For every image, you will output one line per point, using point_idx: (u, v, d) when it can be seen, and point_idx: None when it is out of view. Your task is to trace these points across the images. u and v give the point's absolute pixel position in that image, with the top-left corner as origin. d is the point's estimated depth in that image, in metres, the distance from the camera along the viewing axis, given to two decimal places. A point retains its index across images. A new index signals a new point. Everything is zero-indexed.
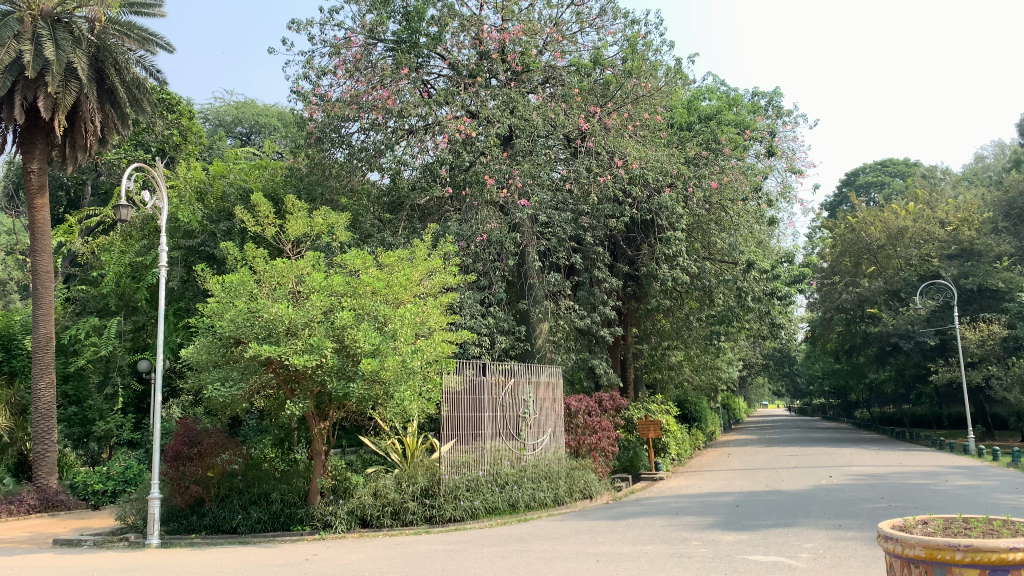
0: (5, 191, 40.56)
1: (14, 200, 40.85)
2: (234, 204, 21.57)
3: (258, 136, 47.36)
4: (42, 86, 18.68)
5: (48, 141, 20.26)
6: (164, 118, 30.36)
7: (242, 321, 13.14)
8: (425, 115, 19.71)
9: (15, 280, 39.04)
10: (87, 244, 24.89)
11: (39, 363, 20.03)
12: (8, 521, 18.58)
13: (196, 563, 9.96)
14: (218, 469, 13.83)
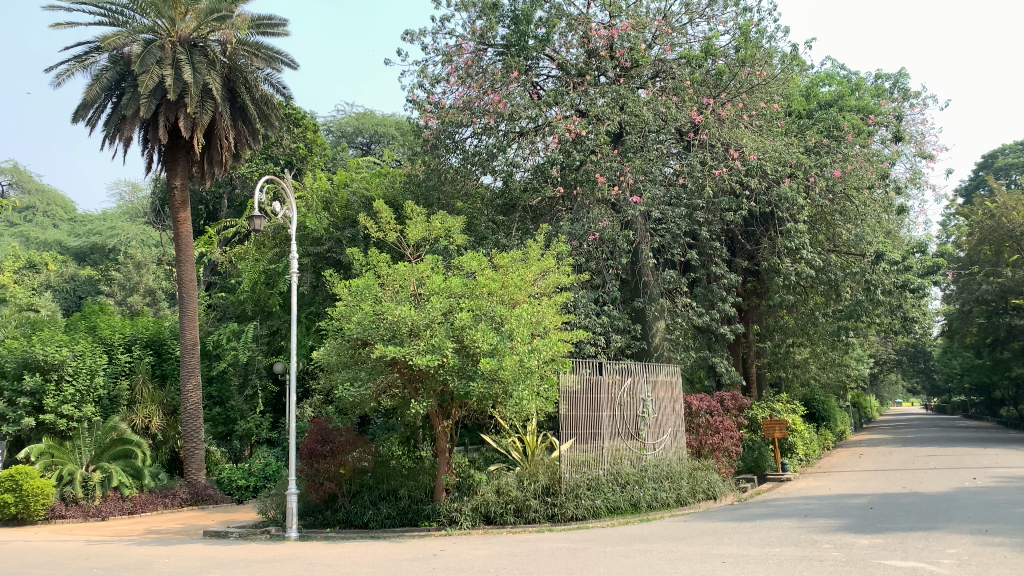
0: (153, 206, 43.65)
1: (160, 215, 43.94)
2: (357, 211, 22.38)
3: (377, 146, 48.92)
4: (182, 107, 20.00)
5: (188, 160, 21.64)
6: (291, 132, 31.90)
7: (368, 324, 13.61)
8: (535, 117, 19.86)
9: (164, 289, 41.99)
10: (227, 253, 26.31)
11: (186, 365, 21.44)
12: (162, 514, 20.07)
13: (330, 556, 10.41)
14: (349, 466, 14.36)
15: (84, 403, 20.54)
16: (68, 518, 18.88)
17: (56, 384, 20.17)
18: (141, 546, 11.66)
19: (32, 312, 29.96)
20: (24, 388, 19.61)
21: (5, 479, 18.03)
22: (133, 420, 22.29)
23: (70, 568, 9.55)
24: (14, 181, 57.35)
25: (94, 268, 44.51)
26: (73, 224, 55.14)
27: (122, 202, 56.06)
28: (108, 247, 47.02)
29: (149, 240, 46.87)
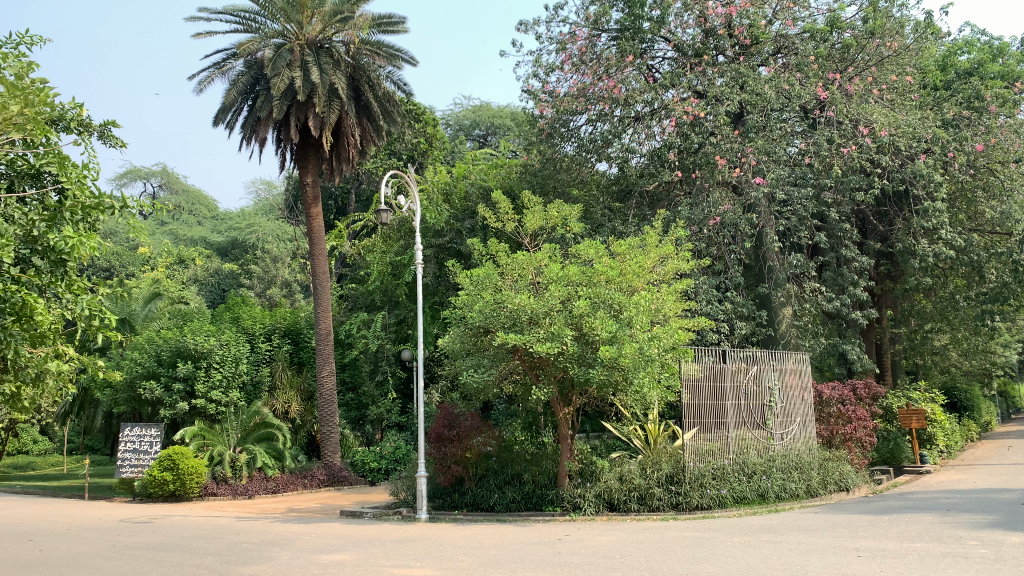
0: (287, 203, 45.88)
1: (293, 212, 46.12)
2: (476, 203, 22.84)
3: (494, 137, 49.31)
4: (311, 108, 20.96)
5: (318, 158, 22.61)
6: (411, 128, 32.79)
7: (489, 311, 13.87)
8: (652, 101, 19.49)
9: (299, 281, 44.19)
10: (356, 245, 27.33)
11: (321, 353, 22.48)
12: (301, 493, 21.28)
13: (459, 537, 10.73)
14: (474, 451, 14.75)
15: (230, 388, 21.97)
16: (220, 496, 20.33)
17: (205, 371, 21.70)
18: (285, 524, 12.40)
19: (183, 305, 32.26)
20: (177, 373, 21.26)
21: (166, 459, 19.71)
22: (274, 405, 23.68)
23: (222, 542, 10.29)
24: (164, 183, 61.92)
25: (235, 263, 47.40)
26: (216, 222, 58.87)
27: (259, 200, 59.41)
28: (246, 242, 49.87)
29: (284, 235, 49.44)
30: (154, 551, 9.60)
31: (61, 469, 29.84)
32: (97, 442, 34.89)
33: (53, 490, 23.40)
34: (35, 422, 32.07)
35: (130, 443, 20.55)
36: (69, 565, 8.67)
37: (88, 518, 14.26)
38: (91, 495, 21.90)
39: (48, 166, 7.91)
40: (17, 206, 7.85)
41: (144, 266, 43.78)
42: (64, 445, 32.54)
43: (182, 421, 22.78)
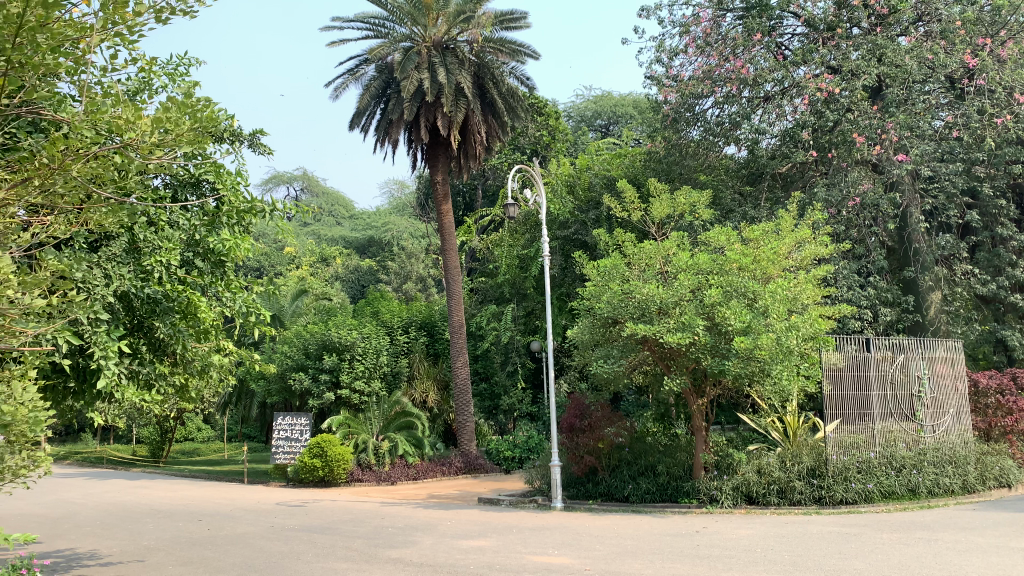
0: (418, 201, 47.30)
1: (424, 209, 47.46)
2: (600, 193, 22.56)
3: (617, 126, 48.70)
4: (439, 107, 21.51)
5: (446, 156, 23.18)
6: (534, 121, 33.01)
7: (618, 302, 13.84)
8: (782, 79, 18.88)
9: (432, 276, 45.45)
10: (485, 240, 27.81)
11: (455, 344, 23.09)
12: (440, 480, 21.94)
13: (596, 527, 10.81)
14: (607, 441, 14.82)
15: (372, 378, 22.86)
16: (364, 482, 21.34)
17: (348, 362, 22.81)
18: (427, 509, 12.87)
19: (326, 301, 33.93)
20: (323, 365, 22.57)
21: (315, 446, 20.90)
22: (413, 395, 24.61)
23: (370, 525, 10.82)
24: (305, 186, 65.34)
25: (373, 259, 49.30)
26: (353, 221, 61.45)
27: (393, 199, 61.65)
28: (381, 239, 51.81)
29: (417, 232, 51.00)
30: (308, 532, 10.21)
31: (223, 455, 32.13)
32: (255, 430, 37.28)
33: (215, 474, 25.24)
34: (199, 412, 34.68)
35: (284, 430, 21.72)
36: (234, 544, 9.35)
37: (248, 500, 15.30)
38: (250, 479, 23.48)
39: (207, 175, 8.44)
40: (181, 212, 8.45)
41: (289, 265, 46.41)
42: (226, 433, 35.01)
43: (328, 411, 24.05)
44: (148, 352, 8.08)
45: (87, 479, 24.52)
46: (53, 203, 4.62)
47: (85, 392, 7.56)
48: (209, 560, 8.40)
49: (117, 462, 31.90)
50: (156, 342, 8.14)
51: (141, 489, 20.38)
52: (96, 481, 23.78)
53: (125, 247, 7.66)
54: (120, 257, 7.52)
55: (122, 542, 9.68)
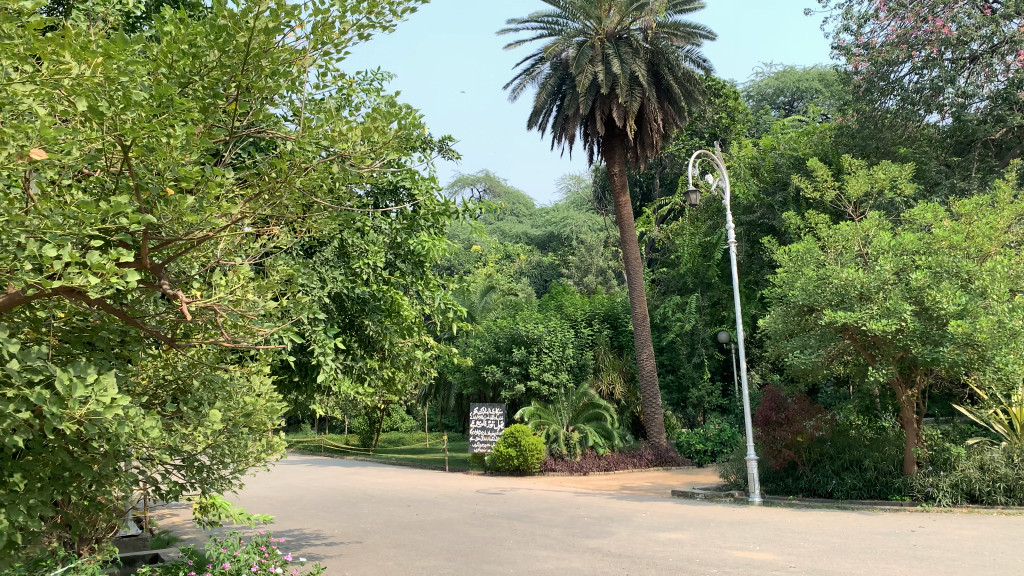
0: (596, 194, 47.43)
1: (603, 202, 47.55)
2: (787, 173, 21.57)
3: (801, 103, 46.22)
4: (615, 99, 21.46)
5: (623, 147, 23.14)
6: (712, 105, 32.12)
7: (813, 289, 13.21)
8: (990, 36, 17.09)
9: (613, 268, 45.48)
10: (665, 230, 27.38)
11: (640, 336, 22.90)
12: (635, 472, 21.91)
13: (800, 523, 10.37)
14: (807, 435, 14.10)
15: (559, 370, 23.42)
16: (558, 471, 21.65)
17: (537, 355, 23.40)
18: (621, 501, 12.90)
19: (513, 297, 34.87)
20: (514, 358, 23.26)
21: (510, 436, 21.52)
22: (600, 386, 24.74)
23: (567, 515, 11.02)
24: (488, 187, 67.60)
25: (554, 253, 50.12)
26: (533, 218, 62.68)
27: (571, 193, 62.38)
28: (560, 234, 52.46)
29: (597, 224, 51.12)
30: (508, 520, 10.55)
31: (423, 444, 33.95)
32: (451, 421, 39.08)
33: (420, 462, 26.68)
34: (402, 404, 36.91)
35: (480, 421, 22.72)
36: (441, 529, 9.86)
37: (451, 488, 16.10)
38: (450, 467, 24.66)
39: (404, 182, 8.98)
40: (384, 218, 9.01)
41: (476, 263, 48.13)
42: (426, 424, 36.96)
43: (520, 402, 24.93)
44: (359, 348, 8.74)
45: (309, 466, 26.85)
46: (280, 214, 5.04)
47: (307, 386, 8.29)
48: (420, 544, 8.91)
49: (332, 450, 34.67)
50: (366, 338, 8.79)
51: (355, 475, 22.03)
52: (315, 468, 25.97)
53: (335, 252, 8.37)
54: (331, 261, 8.26)
55: (343, 524, 10.49)
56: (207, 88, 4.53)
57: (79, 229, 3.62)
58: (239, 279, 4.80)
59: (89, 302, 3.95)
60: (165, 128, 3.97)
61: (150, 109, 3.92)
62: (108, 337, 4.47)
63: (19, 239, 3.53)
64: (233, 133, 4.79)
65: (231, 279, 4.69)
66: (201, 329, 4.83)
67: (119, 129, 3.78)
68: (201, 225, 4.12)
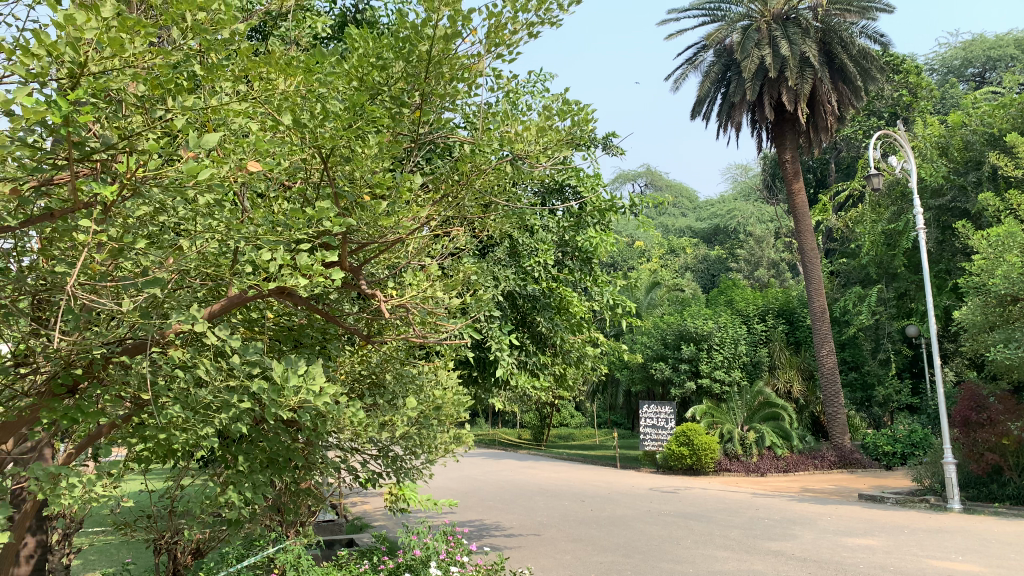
0: (765, 183, 45.56)
1: (773, 191, 45.60)
2: (981, 151, 19.71)
3: (994, 73, 42.21)
4: (784, 83, 20.56)
5: (795, 132, 22.15)
6: (891, 82, 30.00)
7: (1017, 277, 11.99)
8: None
9: (787, 260, 43.44)
10: (842, 218, 25.83)
11: (819, 332, 21.80)
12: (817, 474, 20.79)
13: (1011, 533, 9.46)
14: (1014, 437, 12.69)
15: (732, 368, 22.95)
16: (733, 472, 20.98)
17: (707, 352, 22.98)
18: (803, 503, 12.33)
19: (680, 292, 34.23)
20: (683, 355, 22.93)
21: (682, 434, 21.14)
22: (776, 384, 23.76)
23: (747, 516, 10.68)
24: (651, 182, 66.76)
25: (721, 247, 48.71)
26: (698, 210, 61.22)
27: (738, 183, 60.44)
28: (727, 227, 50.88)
29: (767, 215, 49.16)
30: (685, 519, 10.36)
31: (594, 441, 34.12)
32: (620, 417, 38.99)
33: (590, 458, 26.81)
34: (572, 400, 37.30)
35: (650, 419, 22.52)
36: (617, 526, 9.85)
37: (624, 484, 16.06)
38: (621, 464, 24.57)
39: (571, 181, 9.00)
40: (552, 216, 9.05)
41: (641, 259, 47.70)
42: (596, 419, 37.10)
43: (689, 401, 24.34)
44: (532, 345, 8.89)
45: (485, 461, 27.71)
46: (463, 215, 5.21)
47: (485, 381, 8.64)
48: (597, 539, 8.96)
49: (506, 445, 35.61)
50: (538, 335, 8.94)
51: (528, 470, 22.52)
52: (489, 461, 26.77)
53: (507, 251, 8.55)
54: (504, 260, 8.47)
55: (521, 517, 10.73)
56: (393, 98, 4.73)
57: (289, 235, 3.94)
58: (429, 278, 5.03)
59: (297, 302, 4.28)
60: (359, 137, 4.21)
61: (346, 121, 4.17)
62: (310, 335, 4.85)
63: (239, 245, 3.91)
64: (417, 139, 4.98)
65: (421, 277, 4.94)
66: (392, 326, 5.15)
67: (318, 140, 4.05)
68: (392, 228, 4.34)
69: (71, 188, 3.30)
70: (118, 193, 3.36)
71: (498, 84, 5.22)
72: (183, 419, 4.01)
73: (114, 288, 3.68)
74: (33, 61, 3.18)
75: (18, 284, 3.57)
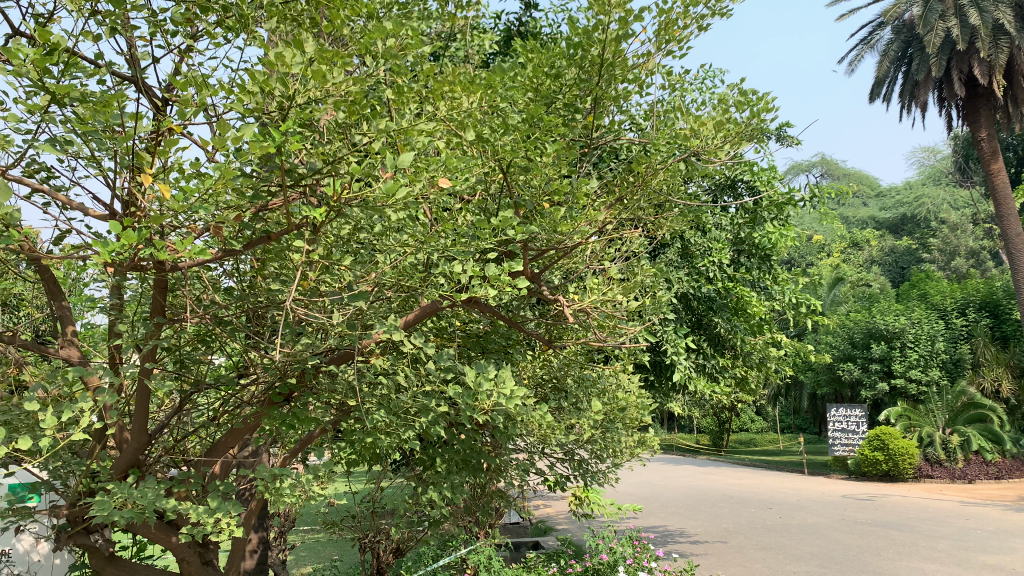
0: (958, 165, 41.94)
1: (967, 172, 41.87)
2: None
3: None
4: (975, 54, 18.85)
5: (990, 107, 20.34)
6: None
7: None
8: None
9: (989, 247, 39.53)
10: None
11: None
12: None
13: None
14: None
15: (929, 367, 21.66)
16: (936, 478, 19.42)
17: (900, 351, 22.08)
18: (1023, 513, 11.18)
19: (866, 288, 32.16)
20: (872, 354, 22.31)
21: (875, 439, 19.87)
22: (981, 383, 21.71)
23: (955, 526, 9.84)
24: (828, 173, 63.41)
25: (912, 237, 45.27)
26: (882, 199, 57.34)
27: (926, 168, 56.07)
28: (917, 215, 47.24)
29: (962, 200, 45.20)
30: (884, 528, 9.70)
31: (778, 446, 32.78)
32: (806, 421, 37.16)
33: (774, 464, 25.75)
34: (752, 404, 36.07)
35: (839, 422, 21.30)
36: (808, 534, 9.38)
37: (815, 491, 15.28)
38: (809, 470, 23.41)
39: (744, 176, 8.73)
40: (724, 213, 8.79)
41: (821, 255, 45.41)
42: (778, 424, 35.59)
43: (884, 402, 23.36)
44: (710, 346, 8.65)
45: (665, 466, 27.39)
46: (641, 215, 5.18)
47: (663, 384, 8.56)
48: (787, 548, 8.57)
49: (686, 450, 34.98)
50: (716, 337, 8.67)
51: (709, 475, 22.01)
52: (667, 467, 26.33)
53: (679, 253, 8.42)
54: (677, 262, 8.36)
55: (705, 524, 10.48)
56: (567, 105, 4.79)
57: (476, 246, 4.09)
58: (609, 282, 5.03)
59: (482, 310, 4.45)
60: (537, 146, 4.28)
61: (524, 131, 4.27)
62: (496, 341, 5.02)
63: (431, 259, 4.12)
64: (591, 143, 5.01)
65: (600, 281, 4.96)
66: (572, 330, 5.21)
67: (500, 152, 4.18)
68: (571, 234, 4.38)
69: (284, 212, 3.61)
70: (325, 214, 3.61)
71: (670, 82, 5.14)
72: (386, 423, 4.28)
73: (321, 302, 4.00)
74: (249, 98, 3.49)
75: (241, 302, 3.95)
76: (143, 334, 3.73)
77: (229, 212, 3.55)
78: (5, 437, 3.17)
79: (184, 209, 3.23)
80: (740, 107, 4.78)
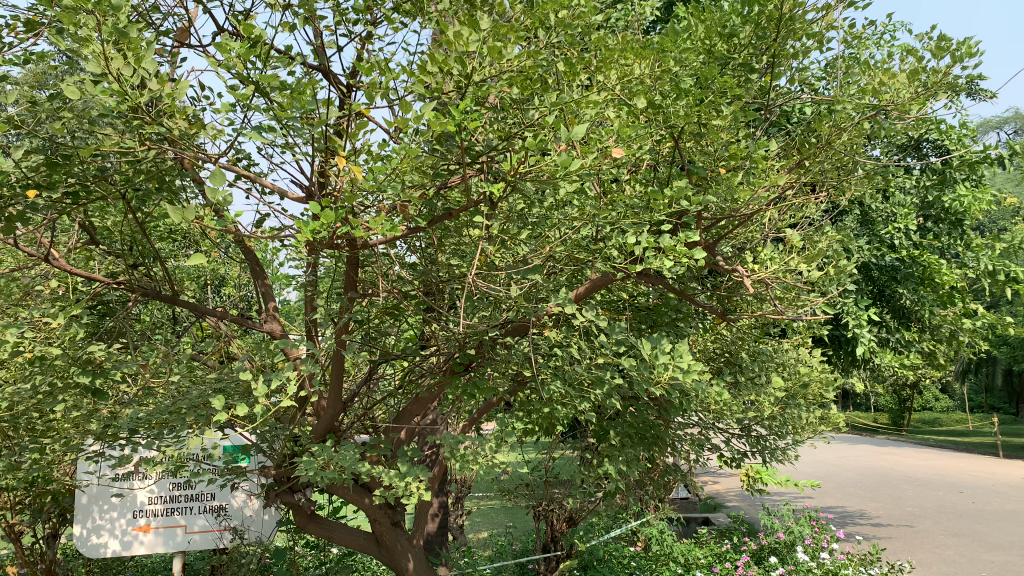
0: None
1: None
2: None
3: None
4: None
5: None
6: None
7: None
8: None
9: None
10: None
11: None
12: None
13: None
14: None
15: None
16: None
17: None
18: None
19: None
20: None
21: None
22: None
23: None
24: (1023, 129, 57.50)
25: None
26: None
27: None
28: None
29: None
30: None
31: (966, 427, 30.43)
32: (1000, 401, 34.20)
33: (963, 446, 23.92)
34: (938, 381, 33.66)
35: None
36: (1007, 521, 8.67)
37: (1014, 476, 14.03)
38: (1004, 453, 21.58)
39: (931, 134, 8.11)
40: (909, 175, 8.20)
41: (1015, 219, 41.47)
42: (968, 403, 33.04)
43: None
44: (893, 320, 8.20)
45: (839, 446, 26.18)
46: (822, 180, 4.91)
47: (841, 358, 8.20)
48: (984, 535, 7.96)
49: (862, 430, 33.26)
50: (900, 309, 8.20)
51: (891, 456, 20.81)
52: (843, 446, 25.12)
53: (858, 220, 7.98)
54: (856, 230, 7.93)
55: (887, 506, 9.94)
56: (741, 66, 4.59)
57: (650, 216, 4.03)
58: (787, 251, 4.81)
59: (656, 282, 4.40)
60: (712, 111, 4.13)
61: (698, 96, 4.13)
62: (668, 314, 4.92)
63: (605, 230, 4.10)
64: (767, 106, 4.79)
65: (779, 250, 4.76)
66: (748, 301, 5.03)
67: (673, 119, 4.07)
68: (748, 201, 4.21)
69: (465, 187, 3.70)
70: (503, 188, 3.66)
71: (851, 36, 4.81)
72: (563, 394, 4.34)
73: (499, 276, 4.08)
74: (429, 78, 3.58)
75: (423, 277, 4.12)
76: (336, 307, 3.96)
77: (414, 190, 3.69)
78: (222, 402, 3.46)
79: (374, 187, 3.37)
80: (937, 55, 4.36)
